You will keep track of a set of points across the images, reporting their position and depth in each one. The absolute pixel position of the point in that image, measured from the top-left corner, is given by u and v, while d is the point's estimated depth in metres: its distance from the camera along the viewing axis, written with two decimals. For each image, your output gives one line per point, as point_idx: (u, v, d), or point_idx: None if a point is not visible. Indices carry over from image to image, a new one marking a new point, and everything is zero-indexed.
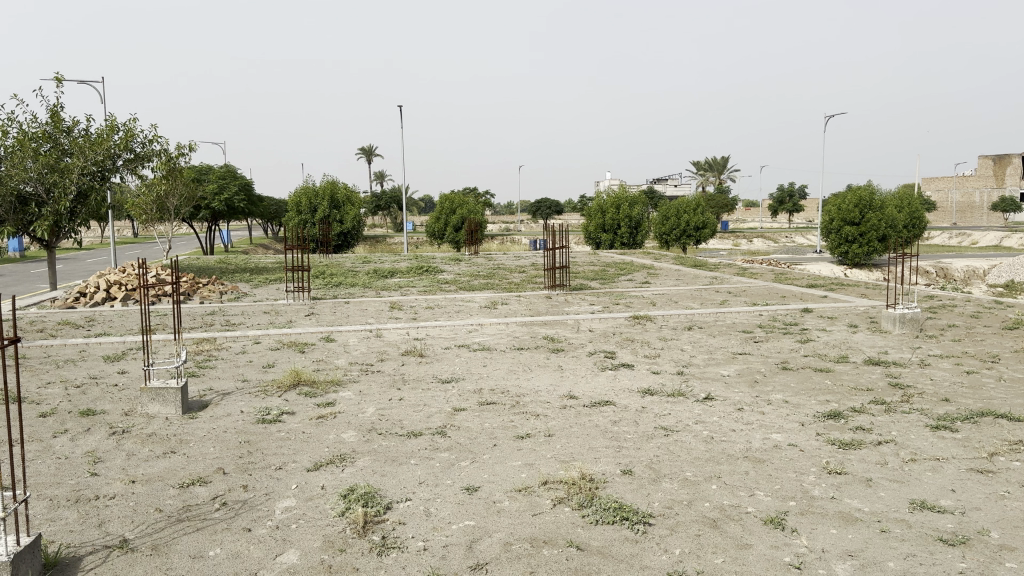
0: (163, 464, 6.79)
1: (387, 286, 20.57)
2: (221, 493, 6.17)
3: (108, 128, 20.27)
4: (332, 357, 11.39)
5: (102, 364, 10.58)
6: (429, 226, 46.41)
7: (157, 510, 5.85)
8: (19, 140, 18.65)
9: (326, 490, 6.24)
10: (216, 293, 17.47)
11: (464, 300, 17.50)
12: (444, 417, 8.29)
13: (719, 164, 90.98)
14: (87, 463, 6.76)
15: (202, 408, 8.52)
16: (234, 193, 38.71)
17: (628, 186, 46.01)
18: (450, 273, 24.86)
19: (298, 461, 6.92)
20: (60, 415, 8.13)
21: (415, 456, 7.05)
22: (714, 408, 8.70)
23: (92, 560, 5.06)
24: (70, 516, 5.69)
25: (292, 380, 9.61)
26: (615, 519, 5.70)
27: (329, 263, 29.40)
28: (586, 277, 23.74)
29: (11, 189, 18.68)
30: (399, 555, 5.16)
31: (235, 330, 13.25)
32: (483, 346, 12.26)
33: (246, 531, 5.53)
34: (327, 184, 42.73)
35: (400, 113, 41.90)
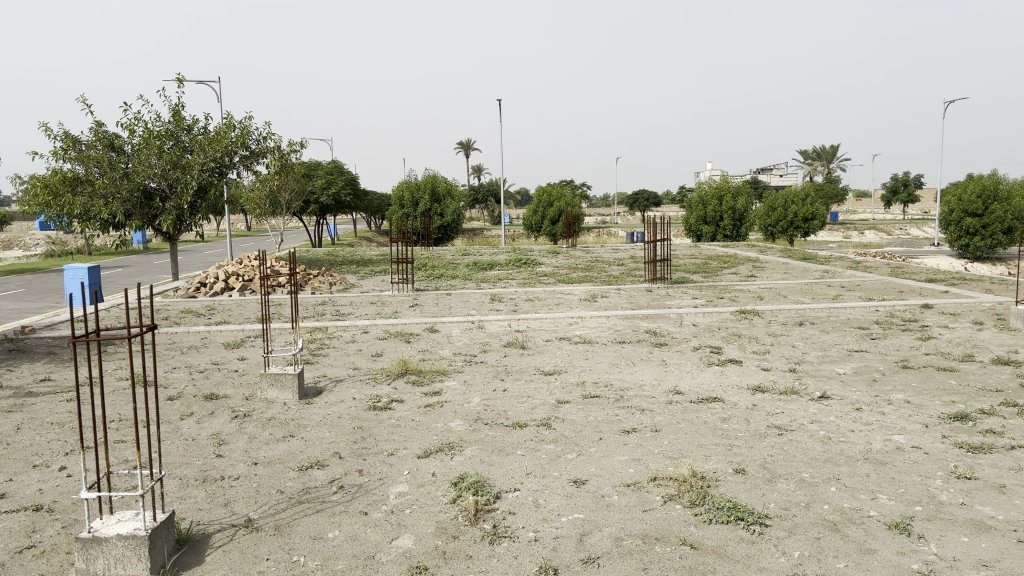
0: (282, 448, 7.06)
1: (486, 278, 20.77)
2: (337, 477, 6.37)
3: (225, 125, 21.21)
4: (437, 347, 11.58)
5: (223, 351, 11.09)
6: (527, 219, 46.54)
7: (279, 492, 6.09)
8: (145, 138, 19.77)
9: (437, 477, 6.34)
10: (325, 284, 18.06)
11: (564, 293, 17.44)
12: (549, 409, 8.28)
13: (828, 154, 87.65)
14: (213, 445, 7.10)
15: (317, 395, 8.82)
16: (341, 188, 39.90)
17: (731, 177, 44.84)
18: (549, 265, 24.88)
19: (409, 448, 7.06)
20: (186, 399, 8.58)
21: (522, 447, 7.07)
22: (830, 407, 8.36)
23: (221, 538, 5.31)
24: (198, 495, 5.99)
25: (399, 368, 9.84)
26: (730, 519, 5.55)
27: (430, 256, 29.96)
28: (688, 270, 23.25)
29: (138, 184, 19.81)
30: (510, 545, 5.18)
31: (345, 319, 13.67)
32: (584, 339, 12.20)
33: (363, 514, 5.67)
34: (427, 178, 43.50)
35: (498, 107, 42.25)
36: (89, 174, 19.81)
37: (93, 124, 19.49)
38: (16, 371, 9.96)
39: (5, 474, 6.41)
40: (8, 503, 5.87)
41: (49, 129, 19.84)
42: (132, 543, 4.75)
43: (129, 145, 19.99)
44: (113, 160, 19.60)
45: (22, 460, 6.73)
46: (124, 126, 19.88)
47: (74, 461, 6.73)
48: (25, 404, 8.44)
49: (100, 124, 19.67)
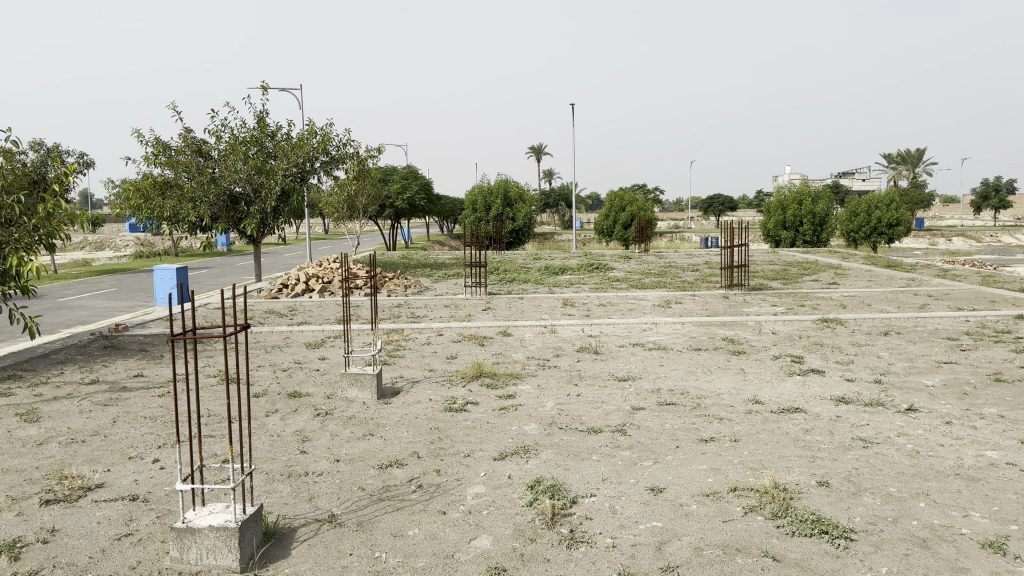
0: (362, 446, 7.23)
1: (559, 283, 20.76)
2: (416, 476, 6.48)
3: (307, 132, 21.77)
4: (510, 351, 11.64)
5: (305, 351, 11.41)
6: (599, 224, 46.32)
7: (360, 489, 6.24)
8: (231, 144, 20.49)
9: (513, 480, 6.39)
10: (401, 287, 18.38)
11: (638, 298, 17.30)
12: (623, 415, 8.24)
13: (914, 157, 84.48)
14: (297, 441, 7.33)
15: (395, 395, 9.00)
16: (415, 192, 40.50)
17: (811, 182, 43.67)
18: (622, 271, 24.72)
19: (485, 450, 7.13)
20: (271, 396, 8.87)
21: (597, 453, 7.05)
22: (917, 420, 8.07)
23: (306, 532, 5.48)
24: (284, 489, 6.20)
25: (474, 371, 9.95)
26: (813, 532, 5.42)
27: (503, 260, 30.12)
28: (766, 276, 22.75)
29: (224, 188, 20.56)
30: (588, 550, 5.18)
31: (420, 322, 13.90)
32: (659, 345, 12.08)
33: (441, 514, 5.76)
34: (500, 182, 43.83)
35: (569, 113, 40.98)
36: (178, 179, 20.66)
37: (183, 131, 20.31)
38: (112, 367, 10.48)
39: (104, 464, 6.75)
40: (108, 492, 6.19)
41: (141, 134, 20.76)
42: (223, 534, 4.95)
43: (216, 151, 20.77)
44: (201, 165, 20.38)
45: (119, 451, 7.08)
46: (212, 133, 20.64)
47: (166, 454, 7.04)
48: (121, 398, 8.87)
49: (189, 131, 20.48)
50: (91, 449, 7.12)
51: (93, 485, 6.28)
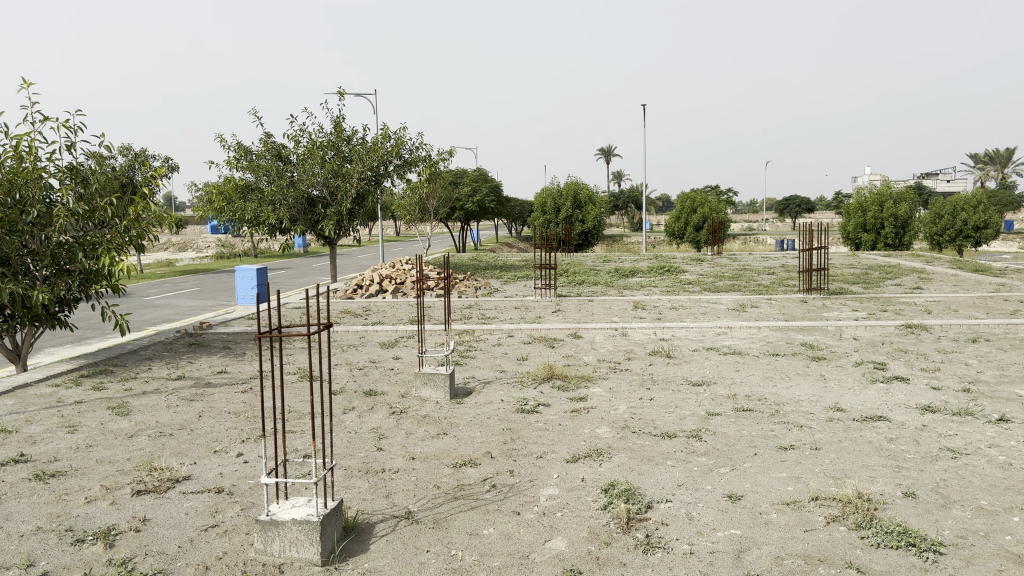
0: (437, 444, 7.32)
1: (629, 285, 20.59)
2: (490, 475, 6.53)
3: (382, 136, 22.14)
4: (581, 353, 11.60)
5: (379, 350, 11.63)
6: (669, 225, 45.78)
7: (436, 487, 6.31)
8: (309, 149, 21.04)
9: (587, 483, 6.36)
10: (471, 288, 18.54)
11: (711, 302, 17.00)
12: (698, 421, 8.12)
13: (1004, 156, 80.70)
14: (373, 439, 7.47)
15: (468, 395, 9.08)
16: (485, 194, 40.85)
17: (893, 183, 42.17)
18: (694, 273, 24.37)
19: (558, 452, 7.12)
20: (347, 394, 9.07)
21: (672, 458, 6.96)
22: (1010, 431, 7.71)
23: (384, 527, 5.58)
24: (362, 485, 6.32)
25: (545, 373, 9.96)
26: (899, 544, 5.24)
27: (573, 263, 30.04)
28: (845, 280, 22.08)
29: (303, 191, 21.15)
30: (665, 556, 5.13)
31: (492, 323, 13.99)
32: (734, 350, 11.86)
33: (516, 514, 5.79)
34: (569, 184, 43.86)
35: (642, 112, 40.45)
36: (258, 182, 21.32)
37: (263, 135, 20.95)
38: (196, 363, 10.88)
39: (190, 457, 7.01)
40: (194, 484, 6.43)
41: (225, 140, 21.55)
42: (305, 528, 5.08)
43: (295, 155, 21.36)
44: (281, 169, 21.02)
45: (205, 445, 7.35)
46: (291, 137, 21.24)
47: (249, 448, 7.26)
48: (205, 394, 9.20)
49: (269, 135, 21.12)
50: (179, 442, 7.41)
51: (181, 477, 6.53)
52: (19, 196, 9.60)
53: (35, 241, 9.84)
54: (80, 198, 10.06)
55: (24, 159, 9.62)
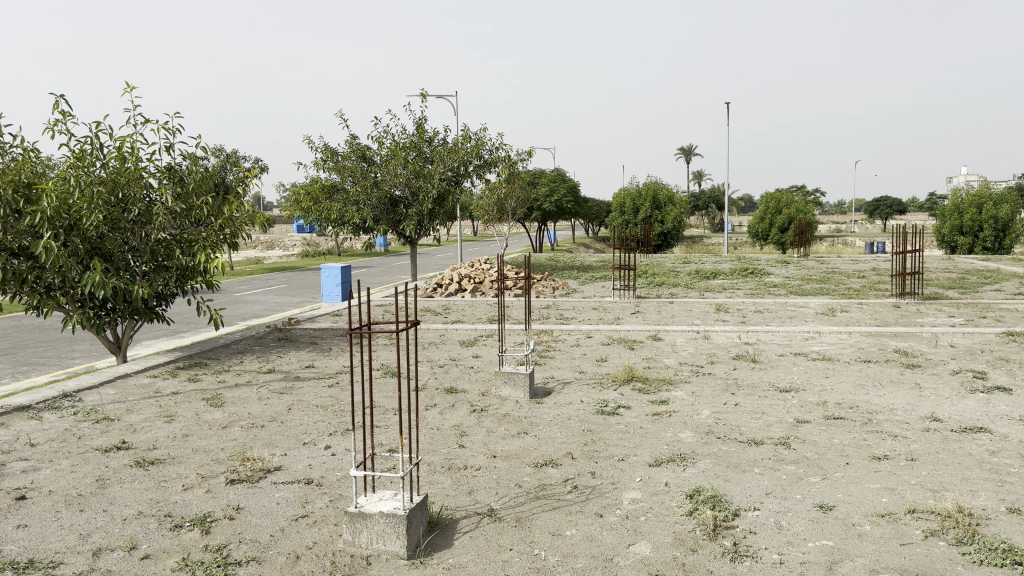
0: (518, 443, 7.33)
1: (711, 287, 20.21)
2: (571, 476, 6.49)
3: (463, 137, 22.31)
4: (662, 355, 11.44)
5: (460, 348, 11.74)
6: (753, 226, 44.80)
7: (517, 485, 6.32)
8: (393, 150, 21.41)
9: (671, 488, 6.25)
10: (549, 288, 18.55)
11: (797, 306, 16.52)
12: (786, 428, 7.89)
13: None
14: (455, 436, 7.54)
15: (548, 395, 9.06)
16: (563, 195, 40.82)
17: (993, 183, 40.13)
18: (779, 276, 23.73)
19: (640, 455, 7.03)
20: (429, 391, 9.19)
21: (759, 465, 6.78)
22: None
23: (467, 524, 5.61)
24: (445, 481, 6.39)
25: (626, 375, 9.85)
26: (1005, 562, 4.96)
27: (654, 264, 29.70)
28: (941, 285, 21.11)
29: (386, 192, 21.53)
30: (752, 564, 5.00)
31: (570, 323, 13.95)
32: (823, 356, 11.49)
33: (598, 516, 5.73)
34: (649, 185, 43.43)
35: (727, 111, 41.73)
36: (344, 183, 21.84)
37: (349, 137, 21.43)
38: (285, 358, 11.21)
39: (281, 448, 7.22)
40: (285, 475, 6.62)
41: (312, 141, 22.14)
42: (392, 521, 5.17)
43: (378, 156, 21.78)
44: (365, 170, 21.46)
45: (294, 437, 7.55)
46: (375, 139, 21.65)
47: (336, 441, 7.43)
48: (294, 387, 9.47)
49: (354, 137, 21.58)
50: (269, 434, 7.65)
51: (272, 467, 6.73)
52: (122, 195, 10.07)
53: (136, 237, 10.31)
54: (178, 197, 10.49)
55: (127, 160, 10.07)
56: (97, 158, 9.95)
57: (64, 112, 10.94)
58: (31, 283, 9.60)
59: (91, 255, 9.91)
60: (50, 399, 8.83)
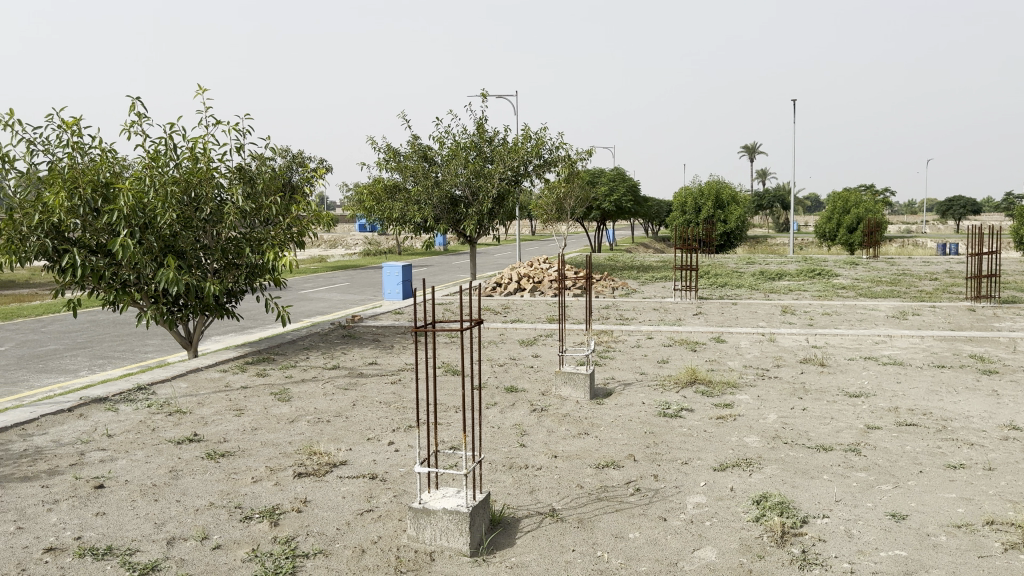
0: (579, 444, 7.30)
1: (776, 289, 19.79)
2: (634, 479, 6.44)
3: (522, 136, 22.35)
4: (726, 358, 11.25)
5: (520, 348, 11.75)
6: (819, 226, 43.77)
7: (579, 486, 6.29)
8: (454, 150, 21.59)
9: (736, 493, 6.14)
10: (609, 288, 18.45)
11: (866, 308, 16.05)
12: (856, 434, 7.67)
13: None
14: (516, 435, 7.55)
15: (608, 396, 9.01)
16: (623, 194, 40.53)
17: None
18: (847, 277, 23.11)
19: (704, 459, 6.92)
20: (490, 389, 9.23)
21: (827, 472, 6.61)
22: None
23: (530, 523, 5.61)
24: (506, 480, 6.40)
25: (689, 377, 9.71)
26: None
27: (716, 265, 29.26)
28: (1021, 288, 20.23)
29: (446, 191, 21.71)
30: (822, 573, 4.87)
31: (630, 324, 13.83)
32: (894, 360, 11.14)
33: (662, 520, 5.67)
34: (711, 184, 42.82)
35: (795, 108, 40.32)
36: (405, 183, 22.09)
37: (411, 137, 21.69)
38: (348, 354, 11.40)
39: (346, 443, 7.34)
40: (350, 469, 6.72)
41: (375, 142, 22.47)
42: (455, 518, 5.20)
43: (439, 156, 21.99)
44: (427, 170, 21.69)
45: (358, 433, 7.67)
46: (436, 139, 21.85)
47: (399, 437, 7.52)
48: (357, 383, 9.62)
49: (416, 137, 21.82)
50: (335, 429, 7.79)
51: (337, 462, 6.85)
52: (195, 195, 10.38)
53: (207, 236, 10.61)
54: (248, 197, 10.76)
55: (199, 160, 10.38)
56: (171, 159, 10.27)
57: (140, 114, 11.33)
58: (108, 279, 9.96)
59: (165, 253, 10.24)
60: (126, 391, 9.16)
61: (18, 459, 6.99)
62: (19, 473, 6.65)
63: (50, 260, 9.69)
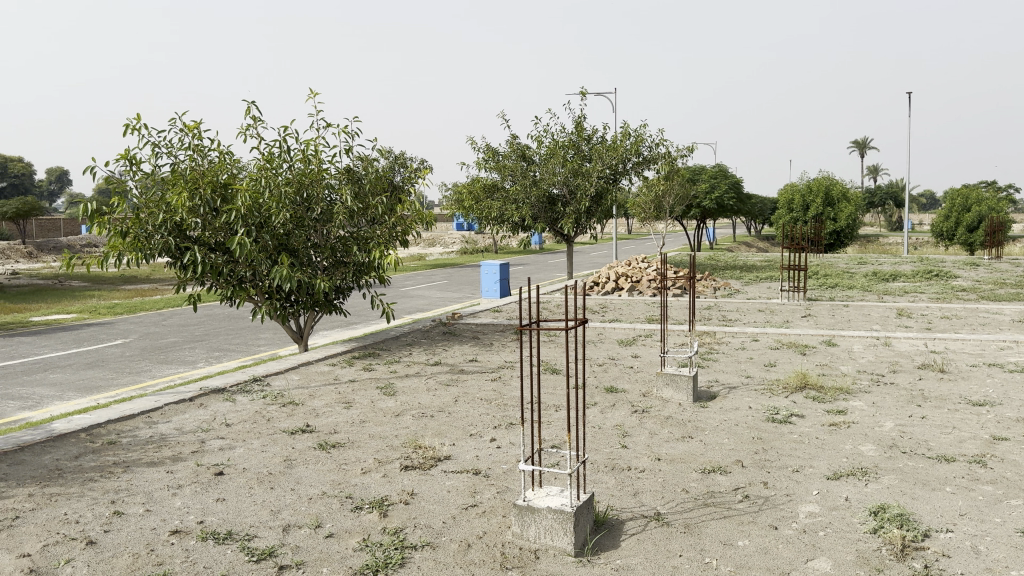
0: (683, 448, 7.18)
1: (890, 291, 18.90)
2: (742, 485, 6.28)
3: (622, 134, 22.16)
4: (837, 363, 10.83)
5: (619, 348, 11.66)
6: (937, 224, 41.54)
7: (684, 490, 6.19)
8: (552, 150, 21.63)
9: (852, 503, 5.90)
10: (710, 289, 18.10)
11: (989, 312, 15.12)
12: (981, 445, 7.24)
13: None
14: (618, 436, 7.49)
15: (712, 400, 8.83)
16: (725, 192, 39.62)
17: None
18: (968, 279, 21.83)
19: (816, 467, 6.68)
20: (591, 389, 9.19)
21: (951, 484, 6.27)
22: None
23: (635, 526, 5.56)
24: (610, 481, 6.36)
25: (798, 381, 9.39)
26: None
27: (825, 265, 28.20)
28: None
29: (544, 190, 21.78)
30: None
31: (734, 325, 13.51)
32: (1023, 368, 10.45)
33: (773, 528, 5.51)
34: (819, 181, 41.34)
35: (908, 100, 40.01)
36: (504, 182, 22.30)
37: (509, 137, 21.86)
38: (449, 351, 11.59)
39: (449, 439, 7.47)
40: (454, 464, 6.83)
41: (474, 142, 22.76)
42: (560, 517, 5.21)
43: (538, 155, 22.08)
44: (525, 169, 21.82)
45: (461, 428, 7.79)
46: (535, 138, 21.95)
47: (501, 434, 7.59)
48: (459, 380, 9.77)
49: (515, 137, 21.97)
50: (438, 424, 7.93)
51: (442, 456, 6.98)
52: (306, 195, 10.80)
53: (318, 234, 11.01)
54: (356, 197, 11.11)
55: (311, 161, 10.79)
56: (284, 160, 10.71)
57: (255, 119, 11.86)
58: (226, 275, 10.45)
59: (278, 251, 10.68)
60: (242, 382, 9.61)
61: (145, 445, 7.43)
62: (146, 458, 7.07)
63: (173, 257, 10.24)
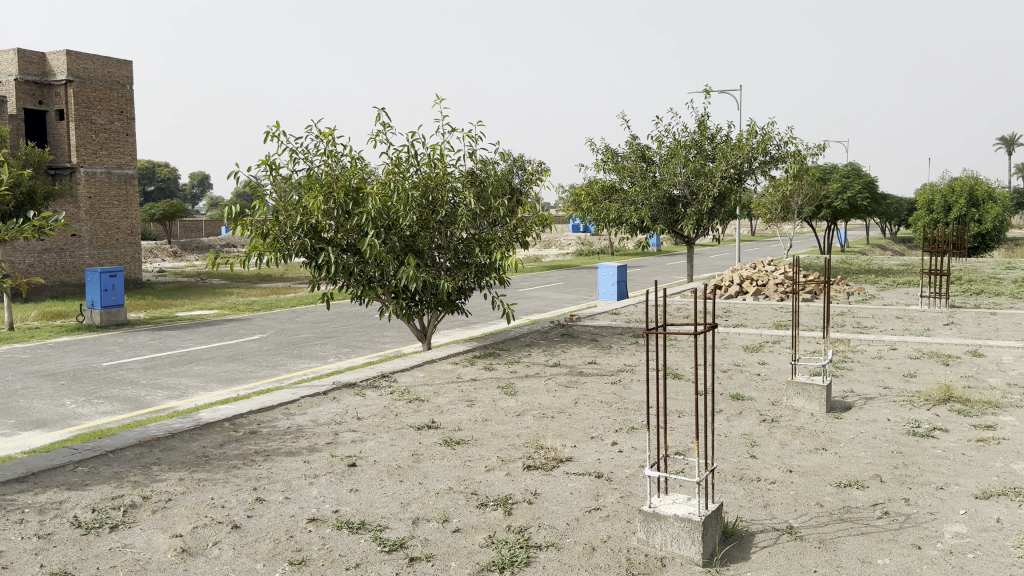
0: (816, 460, 6.93)
1: None
2: (881, 501, 5.99)
3: (747, 133, 21.56)
4: (985, 374, 10.13)
5: (745, 354, 11.35)
6: None
7: (818, 504, 5.97)
8: (674, 149, 21.33)
9: (1004, 525, 5.53)
10: (843, 293, 17.35)
11: None
12: None
13: None
14: (745, 445, 7.31)
15: (846, 410, 8.47)
16: (858, 192, 37.76)
17: None
18: None
19: (963, 485, 6.29)
20: (717, 396, 9.01)
21: None
22: None
23: (765, 539, 5.41)
24: (738, 492, 6.22)
25: (941, 394, 8.87)
26: None
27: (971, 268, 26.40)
28: None
29: (664, 191, 21.50)
30: None
31: (868, 333, 12.89)
32: None
33: (915, 547, 5.24)
34: (963, 180, 38.86)
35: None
36: (622, 183, 22.18)
37: (629, 137, 21.71)
38: (569, 353, 11.63)
39: (572, 441, 7.50)
40: (577, 466, 6.86)
41: (593, 143, 22.71)
42: (688, 526, 5.14)
43: (658, 156, 21.81)
44: (645, 170, 21.62)
45: (584, 431, 7.80)
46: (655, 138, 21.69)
47: (623, 438, 7.56)
48: (579, 382, 9.80)
49: (635, 137, 21.79)
50: (560, 425, 7.98)
51: (565, 458, 7.03)
52: (432, 198, 11.08)
53: (442, 236, 11.31)
54: (478, 200, 11.32)
55: (436, 165, 11.08)
56: (411, 165, 11.04)
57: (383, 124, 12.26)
58: (357, 275, 10.90)
59: (405, 252, 11.03)
60: (370, 378, 9.99)
61: (283, 436, 7.86)
62: (284, 448, 7.48)
63: (308, 257, 10.75)
